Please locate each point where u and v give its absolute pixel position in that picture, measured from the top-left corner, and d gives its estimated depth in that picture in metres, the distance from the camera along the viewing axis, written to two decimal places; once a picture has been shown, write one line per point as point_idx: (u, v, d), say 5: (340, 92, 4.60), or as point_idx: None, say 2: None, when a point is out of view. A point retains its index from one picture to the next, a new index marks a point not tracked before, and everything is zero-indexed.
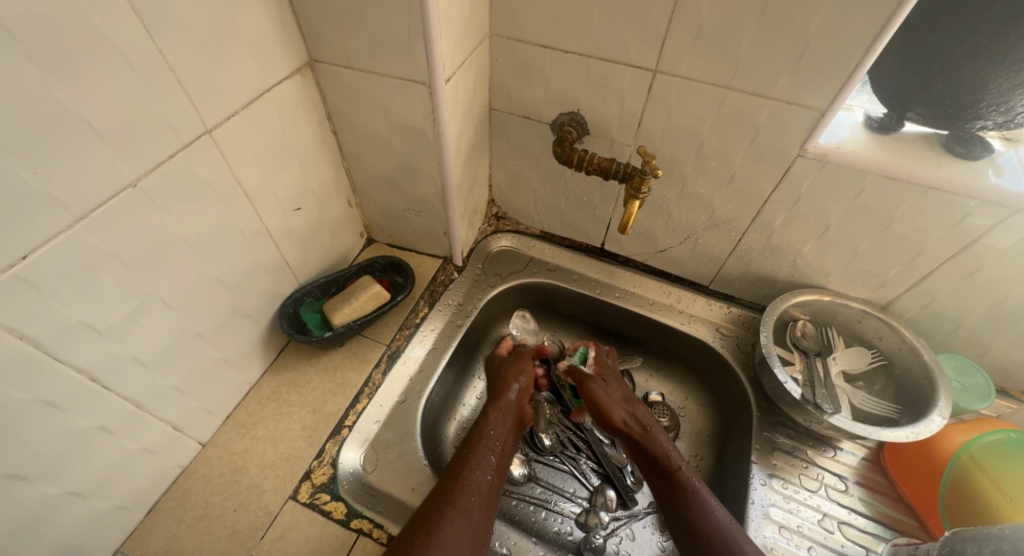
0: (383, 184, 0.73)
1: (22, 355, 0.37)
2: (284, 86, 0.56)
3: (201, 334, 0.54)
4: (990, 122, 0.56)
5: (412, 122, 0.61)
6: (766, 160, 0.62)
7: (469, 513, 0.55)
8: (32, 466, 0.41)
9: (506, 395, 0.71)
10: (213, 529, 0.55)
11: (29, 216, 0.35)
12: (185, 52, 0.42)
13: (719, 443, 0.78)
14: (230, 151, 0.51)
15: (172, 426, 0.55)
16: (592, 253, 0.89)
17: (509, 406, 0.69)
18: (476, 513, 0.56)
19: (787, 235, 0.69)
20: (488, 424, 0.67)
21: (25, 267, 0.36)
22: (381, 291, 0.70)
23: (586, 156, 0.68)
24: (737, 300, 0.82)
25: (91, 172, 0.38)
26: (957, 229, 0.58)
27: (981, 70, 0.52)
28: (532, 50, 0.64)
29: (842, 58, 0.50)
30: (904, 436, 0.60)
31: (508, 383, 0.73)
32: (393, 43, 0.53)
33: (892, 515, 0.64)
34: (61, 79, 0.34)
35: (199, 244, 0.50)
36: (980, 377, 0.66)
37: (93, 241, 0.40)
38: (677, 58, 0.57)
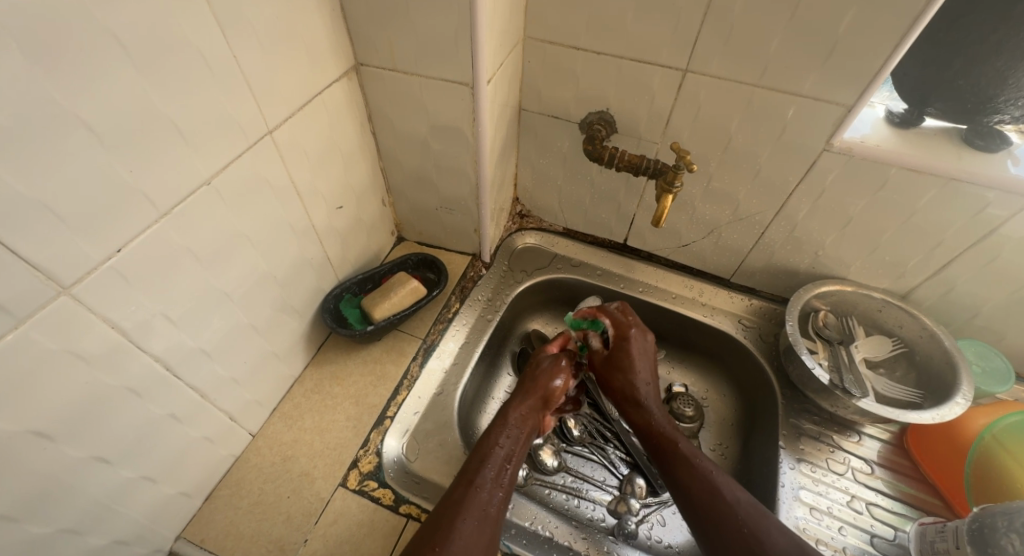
0: (417, 182, 0.75)
1: (113, 344, 0.40)
2: (332, 88, 0.58)
3: (255, 327, 0.56)
4: (1007, 117, 0.58)
5: (451, 122, 0.64)
6: (791, 156, 0.64)
7: (486, 519, 0.51)
8: (114, 450, 0.43)
9: (535, 393, 0.67)
10: (269, 515, 0.58)
11: (123, 210, 0.38)
12: (254, 57, 0.45)
13: (744, 432, 0.80)
14: (286, 151, 0.53)
15: (229, 416, 0.57)
16: (614, 248, 0.91)
17: (534, 396, 0.66)
18: (492, 518, 0.52)
19: (810, 228, 0.71)
20: (512, 424, 0.62)
21: (119, 259, 0.38)
22: (418, 286, 0.73)
23: (617, 153, 0.70)
24: (758, 293, 0.85)
25: (173, 170, 0.40)
26: (977, 219, 0.60)
27: (1000, 66, 0.54)
28: (565, 52, 0.67)
29: (870, 56, 0.53)
30: (929, 418, 0.63)
31: (547, 380, 0.68)
32: (439, 46, 0.56)
33: (917, 496, 0.67)
34: (154, 82, 0.37)
35: (257, 240, 0.52)
36: (999, 361, 0.69)
37: (173, 235, 0.42)
38: (707, 58, 0.60)
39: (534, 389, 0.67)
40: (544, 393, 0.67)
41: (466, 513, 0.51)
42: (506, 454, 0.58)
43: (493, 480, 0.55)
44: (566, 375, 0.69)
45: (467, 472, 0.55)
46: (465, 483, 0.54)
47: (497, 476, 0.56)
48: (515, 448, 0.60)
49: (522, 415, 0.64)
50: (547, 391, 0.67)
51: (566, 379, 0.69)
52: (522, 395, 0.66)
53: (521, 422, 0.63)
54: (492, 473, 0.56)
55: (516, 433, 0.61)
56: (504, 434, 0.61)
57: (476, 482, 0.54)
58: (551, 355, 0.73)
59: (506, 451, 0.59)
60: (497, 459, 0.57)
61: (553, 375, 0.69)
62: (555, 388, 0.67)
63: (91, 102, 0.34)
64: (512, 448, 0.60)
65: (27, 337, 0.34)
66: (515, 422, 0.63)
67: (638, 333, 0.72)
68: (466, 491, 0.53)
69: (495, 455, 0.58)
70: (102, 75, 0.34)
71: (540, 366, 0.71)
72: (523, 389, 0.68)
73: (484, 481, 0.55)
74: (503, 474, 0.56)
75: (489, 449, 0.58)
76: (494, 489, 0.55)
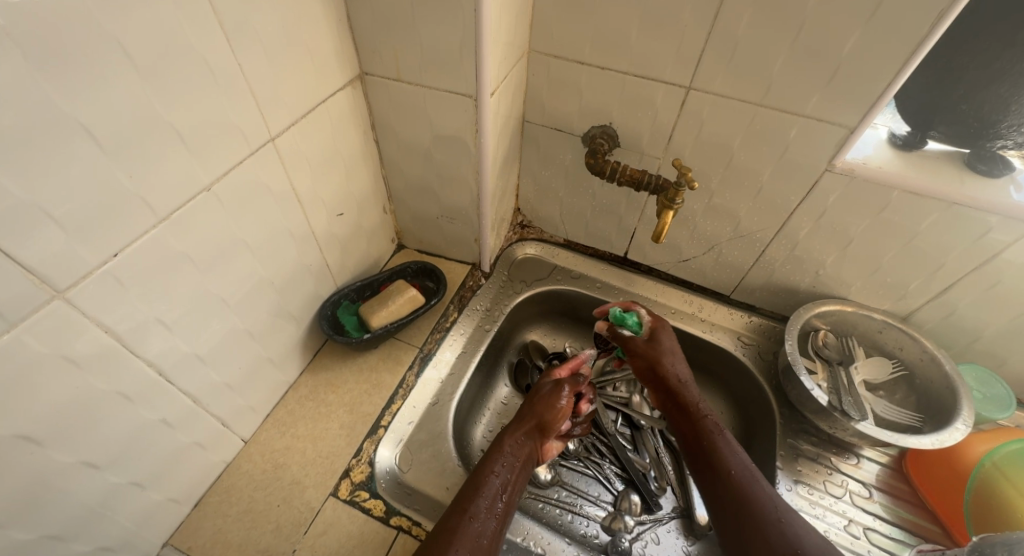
0: (418, 191, 0.75)
1: (107, 348, 0.40)
2: (336, 97, 0.58)
3: (251, 333, 0.56)
4: (1010, 142, 0.58)
5: (454, 133, 0.64)
6: (793, 175, 0.64)
7: (479, 550, 0.50)
8: (103, 455, 0.42)
9: (533, 418, 0.66)
10: (259, 524, 0.57)
11: (120, 214, 0.37)
12: (258, 65, 0.45)
13: (741, 450, 0.79)
14: (288, 158, 0.53)
15: (221, 422, 0.57)
16: (615, 261, 0.91)
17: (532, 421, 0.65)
18: (484, 550, 0.51)
19: (810, 247, 0.71)
20: (508, 451, 0.61)
21: (115, 264, 0.38)
22: (416, 295, 0.73)
23: (619, 168, 0.70)
24: (758, 310, 0.84)
25: (173, 176, 0.40)
26: (978, 244, 0.60)
27: (1004, 92, 0.54)
28: (569, 66, 0.67)
29: (872, 81, 0.53)
30: (928, 443, 0.62)
31: (552, 404, 0.67)
32: (443, 58, 0.56)
33: (916, 522, 0.66)
34: (158, 89, 0.37)
35: (256, 246, 0.52)
36: (1000, 387, 0.69)
37: (171, 241, 0.42)
38: (710, 76, 0.60)
39: (533, 414, 0.66)
40: (540, 420, 0.65)
41: (459, 542, 0.50)
42: (500, 482, 0.57)
43: (487, 510, 0.54)
44: (568, 400, 0.68)
45: (462, 500, 0.54)
46: (458, 512, 0.53)
47: (491, 505, 0.55)
48: (510, 475, 0.59)
49: (519, 440, 0.63)
50: (547, 417, 0.66)
51: (568, 404, 0.68)
52: (520, 421, 0.65)
53: (517, 449, 0.62)
54: (486, 502, 0.55)
55: (511, 461, 0.60)
56: (499, 461, 0.60)
57: (469, 511, 0.53)
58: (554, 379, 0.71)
59: (501, 479, 0.58)
60: (491, 488, 0.56)
61: (554, 400, 0.68)
62: (557, 412, 0.66)
63: (93, 106, 0.34)
64: (507, 475, 0.59)
65: (18, 341, 0.34)
66: (510, 449, 0.62)
67: (666, 329, 0.71)
68: (459, 520, 0.52)
69: (490, 483, 0.57)
70: (105, 82, 0.34)
71: (541, 391, 0.69)
72: (520, 414, 0.67)
73: (478, 510, 0.53)
74: (496, 504, 0.55)
75: (483, 476, 0.57)
76: (488, 519, 0.53)
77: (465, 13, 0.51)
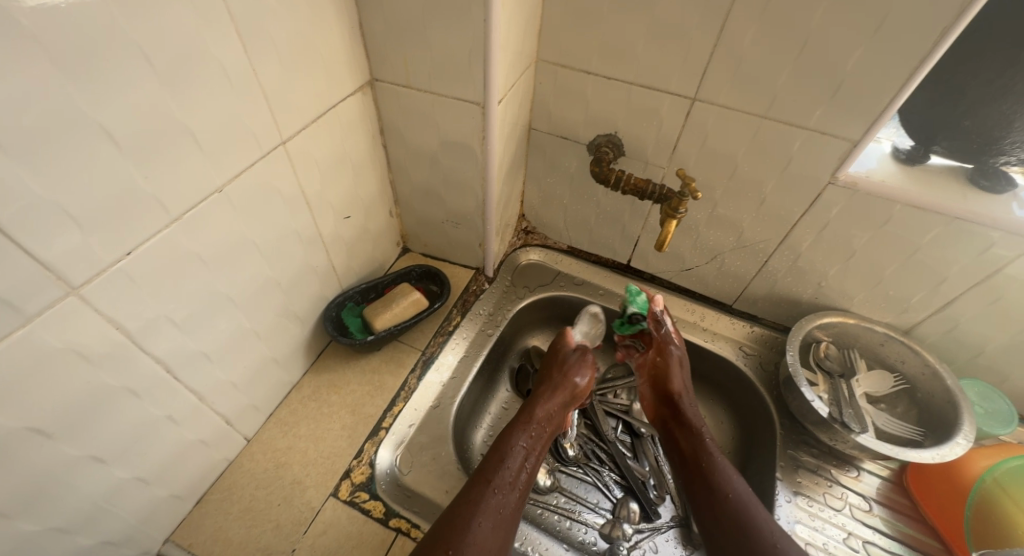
0: (425, 195, 0.76)
1: (117, 345, 0.40)
2: (346, 102, 0.59)
3: (257, 332, 0.57)
4: (1013, 158, 0.59)
5: (461, 139, 0.65)
6: (796, 187, 0.65)
7: (501, 521, 0.51)
8: (110, 450, 0.43)
9: (562, 392, 0.67)
10: (259, 523, 0.57)
11: (136, 214, 0.38)
12: (272, 70, 0.46)
13: (741, 460, 0.79)
14: (298, 161, 0.54)
15: (225, 420, 0.57)
16: (618, 269, 0.91)
17: (562, 392, 0.67)
18: (506, 521, 0.52)
19: (813, 258, 0.71)
20: (535, 423, 0.63)
21: (129, 262, 0.39)
22: (420, 298, 0.73)
23: (623, 177, 0.71)
24: (760, 320, 0.85)
25: (188, 178, 0.41)
26: (981, 259, 0.60)
27: (1005, 109, 0.55)
28: (575, 76, 0.68)
29: (875, 96, 0.54)
30: (929, 457, 0.62)
31: (570, 379, 0.69)
32: (452, 66, 0.57)
33: (915, 536, 0.66)
34: (176, 93, 0.38)
35: (264, 247, 0.53)
36: (1002, 403, 0.68)
37: (182, 240, 0.43)
38: (715, 88, 0.61)
39: (563, 386, 0.68)
40: (572, 391, 0.68)
41: (481, 514, 0.51)
42: (525, 453, 0.59)
43: (510, 481, 0.55)
44: (590, 372, 0.70)
45: (486, 471, 0.55)
46: (482, 482, 0.54)
47: (515, 477, 0.56)
48: (534, 448, 0.60)
49: (548, 413, 0.65)
50: (571, 389, 0.67)
51: (589, 377, 0.70)
52: (550, 392, 0.66)
53: (545, 420, 0.64)
54: (511, 473, 0.56)
55: (536, 432, 0.62)
56: (524, 434, 0.61)
57: (494, 483, 0.54)
58: (578, 348, 0.73)
59: (525, 450, 0.59)
60: (516, 459, 0.57)
61: (579, 371, 0.70)
62: (579, 386, 0.68)
63: (112, 109, 0.35)
64: (532, 447, 0.60)
65: (33, 335, 0.34)
66: (537, 422, 0.63)
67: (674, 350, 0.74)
68: (482, 491, 0.53)
69: (514, 454, 0.58)
70: (127, 86, 0.35)
71: (568, 360, 0.71)
72: (548, 387, 0.68)
73: (502, 482, 0.54)
74: (520, 476, 0.56)
75: (509, 448, 0.58)
76: (511, 491, 0.54)
77: (476, 22, 0.52)
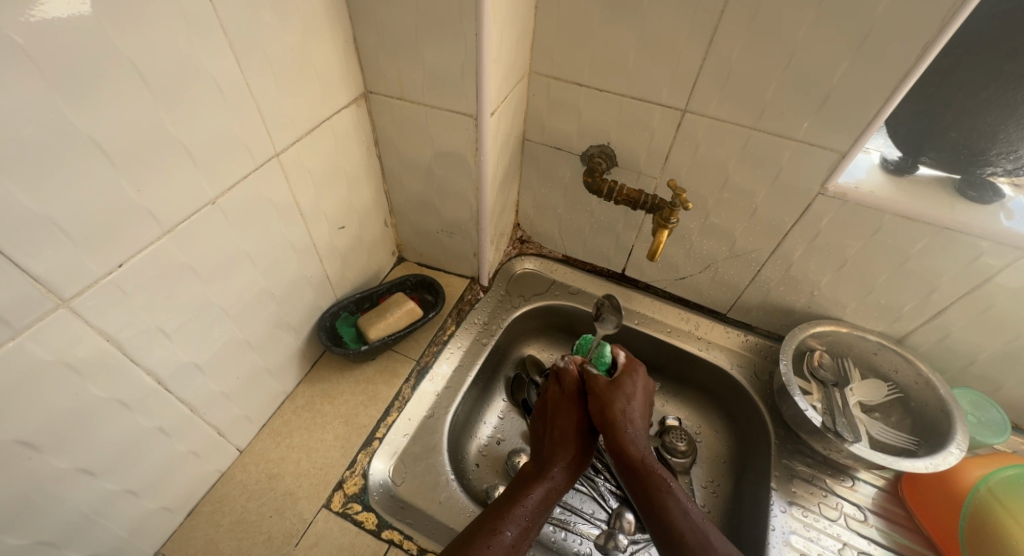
0: (419, 205, 0.77)
1: (108, 357, 0.41)
2: (341, 114, 0.60)
3: (250, 342, 0.57)
4: (999, 169, 0.59)
5: (454, 150, 0.65)
6: (787, 197, 0.65)
7: None
8: (99, 462, 0.43)
9: (576, 443, 0.62)
10: (249, 535, 0.57)
11: (127, 228, 0.39)
12: (265, 82, 0.47)
13: (737, 469, 0.78)
14: (292, 171, 0.54)
15: (217, 431, 0.57)
16: (612, 278, 0.91)
17: (574, 441, 0.62)
18: None
19: (805, 267, 0.72)
20: (547, 476, 0.58)
21: (120, 274, 0.39)
22: (414, 308, 0.73)
23: (615, 187, 0.72)
24: (754, 329, 0.85)
25: (179, 191, 0.42)
26: (970, 268, 0.61)
27: (991, 121, 0.55)
28: (568, 88, 0.69)
29: (862, 107, 0.54)
30: (923, 467, 0.62)
31: (581, 425, 0.64)
32: (446, 79, 0.58)
33: (910, 546, 0.66)
34: (168, 106, 0.39)
35: (257, 257, 0.53)
36: (994, 412, 0.69)
37: (174, 252, 0.43)
38: (706, 100, 0.62)
39: (573, 438, 0.62)
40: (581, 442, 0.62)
41: None
42: (536, 508, 0.55)
43: (518, 535, 0.52)
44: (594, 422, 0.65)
45: (494, 518, 0.52)
46: (489, 530, 0.51)
47: (523, 531, 0.53)
48: (545, 505, 0.56)
49: (561, 467, 0.60)
50: (584, 440, 0.62)
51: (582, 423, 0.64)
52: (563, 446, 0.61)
53: (557, 474, 0.59)
54: (518, 527, 0.53)
55: (549, 486, 0.57)
56: (537, 487, 0.57)
57: (501, 531, 0.51)
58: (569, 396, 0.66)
59: (535, 506, 0.55)
60: (526, 511, 0.54)
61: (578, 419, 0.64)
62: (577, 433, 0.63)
63: (104, 123, 0.35)
64: (543, 503, 0.56)
65: (24, 347, 0.35)
66: (551, 474, 0.59)
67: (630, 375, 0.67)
68: (490, 539, 0.50)
69: (525, 506, 0.55)
70: (116, 101, 0.35)
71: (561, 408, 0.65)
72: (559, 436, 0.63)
73: (510, 534, 0.52)
74: (528, 530, 0.53)
75: (521, 500, 0.55)
76: (518, 545, 0.51)
77: (467, 35, 0.53)
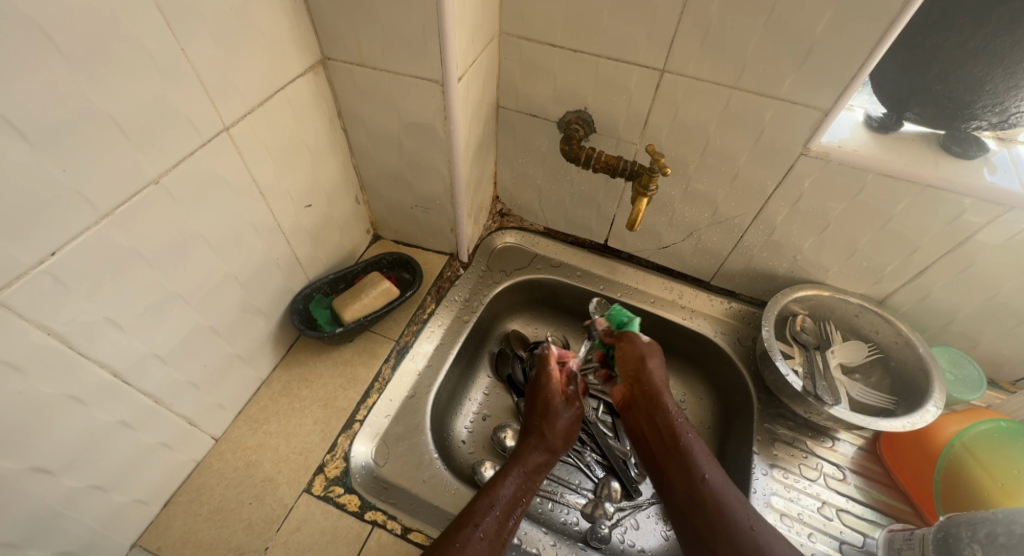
0: (391, 180, 0.73)
1: (50, 351, 0.38)
2: (297, 83, 0.56)
3: (216, 329, 0.55)
4: (984, 123, 0.58)
5: (424, 120, 0.62)
6: (768, 159, 0.63)
7: None
8: (56, 460, 0.41)
9: (553, 437, 0.62)
10: (229, 522, 0.56)
11: (58, 212, 0.36)
12: (205, 48, 0.43)
13: (721, 434, 0.79)
14: (246, 147, 0.51)
15: (188, 421, 0.55)
16: (595, 249, 0.90)
17: (553, 433, 0.62)
18: None
19: (788, 231, 0.71)
20: (523, 471, 0.58)
21: (54, 263, 0.36)
22: (390, 287, 0.71)
23: (594, 154, 0.69)
24: (737, 296, 0.84)
25: (115, 170, 0.39)
26: (953, 226, 0.60)
27: (979, 72, 0.53)
28: (541, 49, 0.65)
29: (845, 61, 0.52)
30: (900, 426, 0.63)
31: (558, 419, 0.64)
32: (408, 43, 0.54)
33: (887, 502, 0.67)
34: (90, 76, 0.35)
35: (216, 240, 0.51)
36: (972, 369, 0.69)
37: (117, 237, 0.40)
38: (684, 59, 0.59)
39: (552, 431, 0.62)
40: (559, 435, 0.62)
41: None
42: (513, 502, 0.54)
43: (496, 530, 0.51)
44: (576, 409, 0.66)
45: (472, 513, 0.51)
46: (468, 524, 0.50)
47: (501, 526, 0.52)
48: (523, 499, 0.56)
49: (538, 462, 0.60)
50: (559, 432, 0.63)
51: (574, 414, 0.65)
52: (540, 440, 0.61)
53: (533, 469, 0.59)
54: (496, 523, 0.52)
55: (526, 481, 0.57)
56: (515, 481, 0.56)
57: (478, 526, 0.50)
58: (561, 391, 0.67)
59: (512, 500, 0.54)
60: (503, 505, 0.53)
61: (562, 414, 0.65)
62: (563, 426, 0.63)
63: (14, 96, 0.32)
64: (520, 497, 0.55)
65: None
66: (529, 470, 0.58)
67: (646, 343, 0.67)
68: (468, 532, 0.49)
69: (501, 500, 0.54)
70: (26, 70, 0.32)
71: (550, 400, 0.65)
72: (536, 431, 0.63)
73: (488, 527, 0.51)
74: (507, 525, 0.52)
75: (498, 494, 0.54)
76: (497, 539, 0.50)
77: None
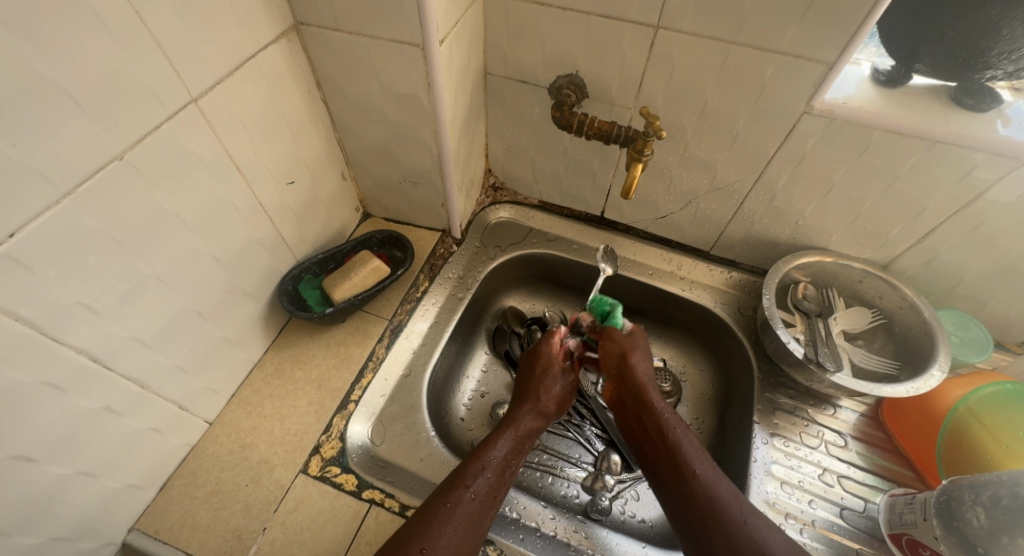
0: (378, 154, 0.71)
1: (20, 338, 0.37)
2: (270, 51, 0.53)
3: (201, 312, 0.53)
4: (999, 72, 0.54)
5: (406, 88, 0.59)
6: (769, 119, 0.60)
7: (471, 528, 0.47)
8: (39, 448, 0.40)
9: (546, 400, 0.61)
10: (226, 504, 0.56)
11: (11, 190, 0.34)
12: (162, 13, 0.40)
13: (722, 404, 0.79)
14: (218, 121, 0.49)
15: (179, 406, 0.55)
16: (591, 221, 0.87)
17: (546, 397, 0.61)
18: (475, 531, 0.48)
19: (790, 196, 0.68)
20: (515, 433, 0.57)
21: (15, 245, 0.35)
22: (380, 265, 0.69)
23: (586, 120, 0.66)
24: (738, 265, 0.82)
25: (72, 146, 0.37)
26: (962, 183, 0.57)
27: (994, 16, 0.50)
28: (527, 8, 0.62)
29: (850, 10, 0.48)
30: (904, 391, 0.61)
31: (552, 384, 0.63)
32: (383, 4, 0.51)
33: (889, 467, 0.66)
34: (32, 43, 0.33)
35: (193, 219, 0.49)
36: (978, 331, 0.67)
37: (82, 216, 0.38)
38: (679, 13, 0.55)
39: (545, 395, 0.62)
40: (551, 398, 0.62)
41: (454, 519, 0.47)
42: (505, 463, 0.54)
43: (486, 491, 0.50)
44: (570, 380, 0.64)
45: (462, 476, 0.50)
46: (458, 488, 0.49)
47: (491, 487, 0.51)
48: (513, 461, 0.55)
49: (530, 424, 0.59)
50: (553, 396, 0.62)
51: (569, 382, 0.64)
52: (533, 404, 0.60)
53: (525, 431, 0.58)
54: (487, 483, 0.51)
55: (518, 443, 0.56)
56: (506, 444, 0.55)
57: (469, 488, 0.49)
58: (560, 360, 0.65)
59: (503, 462, 0.54)
60: (494, 467, 0.52)
61: (557, 380, 0.63)
62: (555, 393, 0.62)
63: None
64: (511, 458, 0.55)
65: None
66: (521, 432, 0.57)
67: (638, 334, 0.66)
68: (458, 495, 0.49)
69: (492, 461, 0.53)
70: None
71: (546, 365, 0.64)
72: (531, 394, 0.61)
73: (478, 490, 0.50)
74: (497, 486, 0.52)
75: (489, 456, 0.53)
76: (488, 500, 0.50)
77: None
